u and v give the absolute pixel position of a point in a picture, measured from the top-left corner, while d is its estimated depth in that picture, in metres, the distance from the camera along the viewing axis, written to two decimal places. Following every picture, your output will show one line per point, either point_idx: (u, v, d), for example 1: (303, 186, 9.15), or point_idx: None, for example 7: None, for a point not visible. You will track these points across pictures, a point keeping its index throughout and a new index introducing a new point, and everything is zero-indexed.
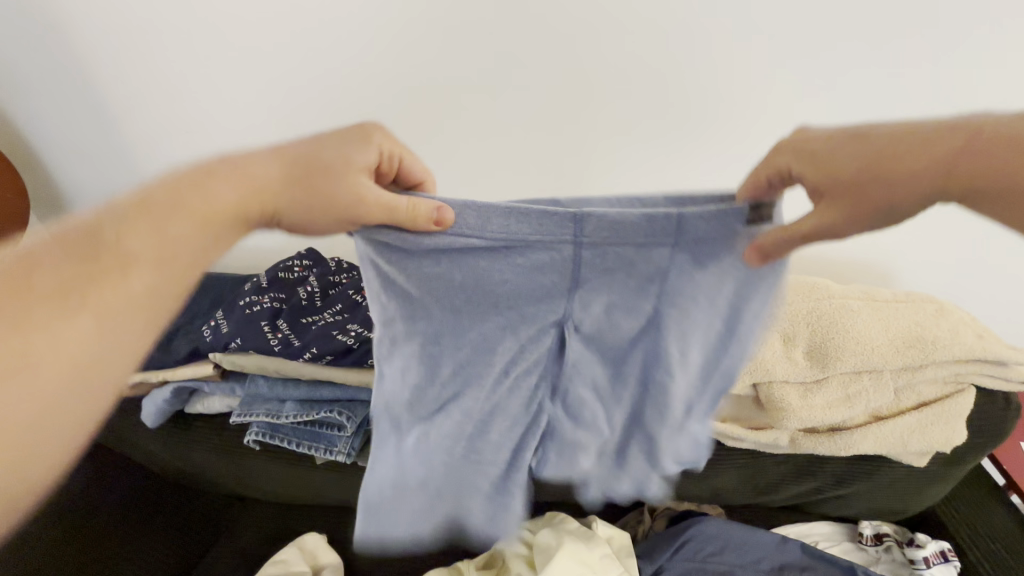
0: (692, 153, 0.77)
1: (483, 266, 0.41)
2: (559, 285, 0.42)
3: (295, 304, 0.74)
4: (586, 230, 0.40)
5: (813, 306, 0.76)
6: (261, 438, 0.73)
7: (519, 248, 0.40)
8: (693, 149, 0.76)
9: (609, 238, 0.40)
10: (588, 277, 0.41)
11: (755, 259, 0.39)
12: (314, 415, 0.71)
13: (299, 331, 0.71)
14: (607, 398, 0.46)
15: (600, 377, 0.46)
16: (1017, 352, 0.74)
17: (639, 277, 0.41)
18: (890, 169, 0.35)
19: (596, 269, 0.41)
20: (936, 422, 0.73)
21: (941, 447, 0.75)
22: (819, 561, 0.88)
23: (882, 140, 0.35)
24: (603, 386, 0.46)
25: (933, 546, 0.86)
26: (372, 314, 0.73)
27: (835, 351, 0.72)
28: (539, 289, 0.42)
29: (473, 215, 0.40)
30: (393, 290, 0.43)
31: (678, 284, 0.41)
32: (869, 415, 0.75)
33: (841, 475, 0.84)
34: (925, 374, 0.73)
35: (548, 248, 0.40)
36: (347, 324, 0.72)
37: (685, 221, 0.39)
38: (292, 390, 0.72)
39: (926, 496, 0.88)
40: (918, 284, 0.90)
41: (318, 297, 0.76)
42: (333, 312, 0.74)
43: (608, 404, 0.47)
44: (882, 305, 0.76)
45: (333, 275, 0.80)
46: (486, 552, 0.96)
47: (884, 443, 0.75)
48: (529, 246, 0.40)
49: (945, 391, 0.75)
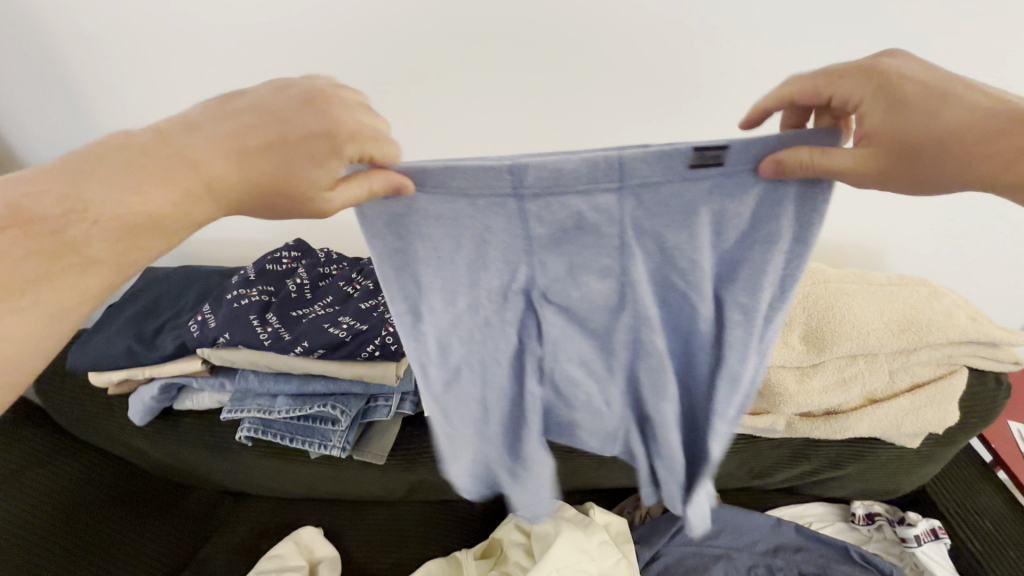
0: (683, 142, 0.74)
1: (446, 222, 0.38)
2: (515, 244, 0.39)
3: (285, 296, 0.73)
4: (528, 180, 0.36)
5: (808, 291, 0.76)
6: (255, 434, 0.72)
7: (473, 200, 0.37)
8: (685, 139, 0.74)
9: (550, 188, 0.36)
10: (539, 235, 0.38)
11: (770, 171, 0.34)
12: (308, 410, 0.70)
13: (289, 324, 0.69)
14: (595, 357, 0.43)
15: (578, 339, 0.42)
16: (1008, 333, 0.74)
17: (602, 229, 0.38)
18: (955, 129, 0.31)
19: (546, 222, 0.38)
20: (929, 403, 0.74)
21: (934, 428, 0.75)
22: (812, 541, 0.90)
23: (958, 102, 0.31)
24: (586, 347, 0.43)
25: (925, 523, 0.88)
26: (364, 306, 0.71)
27: (832, 336, 0.72)
28: (498, 251, 0.39)
29: (429, 177, 0.37)
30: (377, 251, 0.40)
31: (651, 226, 0.37)
32: (864, 397, 0.75)
33: (835, 457, 0.84)
34: (920, 356, 0.74)
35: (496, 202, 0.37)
36: (339, 316, 0.70)
37: (627, 165, 0.35)
38: (284, 384, 0.70)
39: (918, 475, 0.89)
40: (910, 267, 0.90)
41: (308, 289, 0.75)
42: (325, 305, 0.72)
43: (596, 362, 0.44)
44: (877, 289, 0.76)
45: (322, 267, 0.78)
46: (484, 541, 0.96)
47: (878, 425, 0.75)
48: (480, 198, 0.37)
49: (938, 371, 0.76)
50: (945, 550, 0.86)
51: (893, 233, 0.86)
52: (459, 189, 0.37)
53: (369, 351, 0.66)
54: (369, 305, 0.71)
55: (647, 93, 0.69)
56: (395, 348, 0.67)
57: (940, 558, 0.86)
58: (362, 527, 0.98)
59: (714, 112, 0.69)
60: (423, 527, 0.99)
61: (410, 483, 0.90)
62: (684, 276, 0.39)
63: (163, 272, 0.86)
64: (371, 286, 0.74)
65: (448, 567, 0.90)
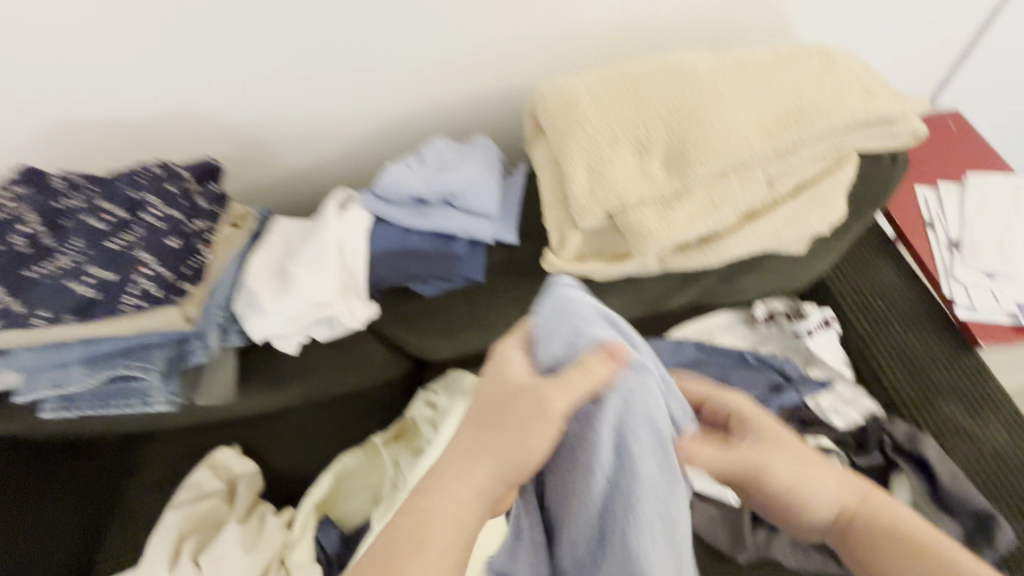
0: None
1: (403, 183, 0.65)
2: (441, 175, 0.66)
3: (10, 254, 0.56)
4: (450, 186, 0.66)
5: (671, 100, 0.61)
6: (62, 415, 0.62)
7: (460, 175, 0.67)
8: None
9: (420, 188, 0.66)
10: (446, 188, 0.66)
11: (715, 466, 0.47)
12: (107, 373, 0.61)
13: (22, 291, 0.54)
14: (428, 233, 0.67)
15: (431, 242, 0.67)
16: (905, 104, 0.62)
17: (478, 223, 0.68)
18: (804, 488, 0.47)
19: (446, 190, 0.66)
20: (810, 206, 0.65)
21: (819, 229, 0.68)
22: (712, 355, 0.90)
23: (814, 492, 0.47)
24: (430, 244, 0.67)
25: (817, 316, 0.88)
26: (113, 246, 0.56)
27: (695, 155, 0.60)
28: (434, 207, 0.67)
29: (429, 179, 0.66)
30: (390, 181, 0.65)
31: (498, 218, 0.69)
32: (741, 215, 0.65)
33: (725, 275, 0.80)
34: (801, 156, 0.62)
35: (453, 177, 0.66)
36: (83, 267, 0.55)
37: (477, 207, 0.68)
38: (66, 354, 0.60)
39: (815, 270, 0.85)
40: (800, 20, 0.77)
41: (44, 237, 0.58)
42: (68, 251, 0.56)
43: (429, 231, 0.67)
44: (755, 80, 0.62)
45: (58, 200, 0.60)
46: (399, 421, 0.96)
47: (759, 241, 0.67)
48: (454, 179, 0.66)
49: (823, 167, 0.65)
50: (836, 336, 0.87)
51: None
52: (451, 192, 0.66)
53: (131, 304, 0.54)
54: (120, 243, 0.56)
55: None
56: (162, 294, 0.55)
57: (830, 344, 0.86)
58: (277, 436, 0.97)
59: None
60: (340, 422, 0.97)
61: (299, 395, 0.85)
62: (466, 256, 0.68)
63: None
64: (122, 217, 0.59)
65: (364, 456, 0.90)
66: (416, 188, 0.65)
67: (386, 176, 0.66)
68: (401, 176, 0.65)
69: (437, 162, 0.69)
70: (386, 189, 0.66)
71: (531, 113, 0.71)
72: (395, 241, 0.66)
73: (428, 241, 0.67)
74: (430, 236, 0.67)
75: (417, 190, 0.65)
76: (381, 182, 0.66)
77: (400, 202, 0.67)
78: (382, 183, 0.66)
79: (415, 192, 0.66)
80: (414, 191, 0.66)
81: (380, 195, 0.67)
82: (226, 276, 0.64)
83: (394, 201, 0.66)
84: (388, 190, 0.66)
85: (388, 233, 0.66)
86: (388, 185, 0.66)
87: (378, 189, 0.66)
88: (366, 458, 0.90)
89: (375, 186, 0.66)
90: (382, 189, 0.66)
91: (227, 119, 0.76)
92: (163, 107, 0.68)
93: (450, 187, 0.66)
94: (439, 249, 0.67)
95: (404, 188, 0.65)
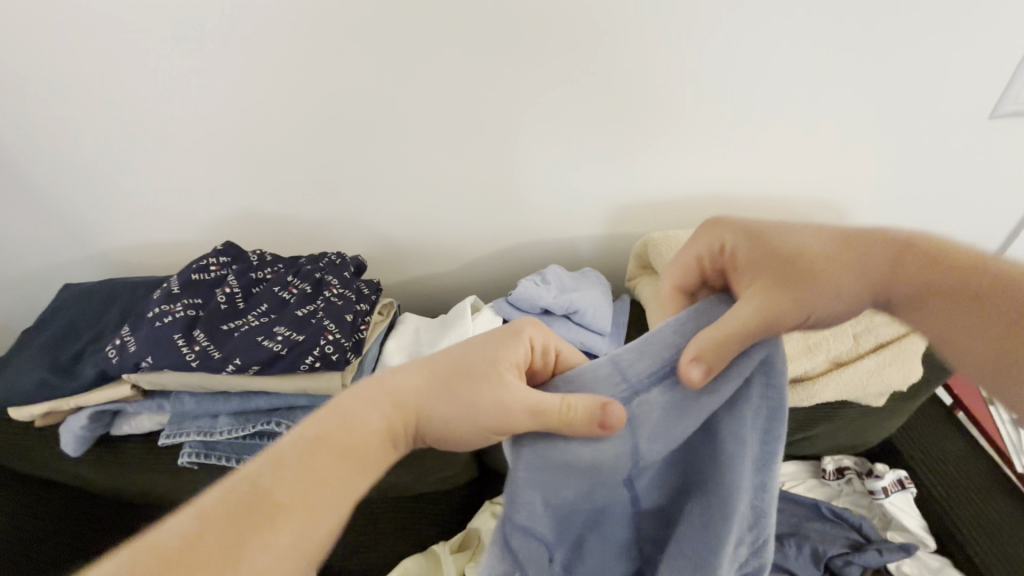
0: (621, 86, 0.76)
1: (535, 296, 0.76)
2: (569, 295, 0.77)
3: (212, 308, 0.66)
4: (574, 305, 0.77)
5: None
6: (196, 459, 0.67)
7: (583, 297, 0.78)
8: (618, 86, 0.76)
9: (549, 303, 0.76)
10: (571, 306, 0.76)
11: (696, 374, 0.39)
12: (251, 429, 0.66)
13: (220, 340, 0.63)
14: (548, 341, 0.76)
15: None
16: None
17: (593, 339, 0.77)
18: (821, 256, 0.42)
19: (571, 308, 0.77)
20: (894, 362, 0.73)
21: (899, 385, 0.75)
22: (784, 502, 0.91)
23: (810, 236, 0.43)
24: None
25: (891, 475, 0.89)
26: (301, 313, 0.66)
27: None
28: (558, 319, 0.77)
29: (558, 297, 0.77)
30: (524, 294, 0.76)
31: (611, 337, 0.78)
32: (830, 362, 0.74)
33: (804, 420, 0.85)
34: (884, 318, 0.72)
35: (578, 297, 0.77)
36: (274, 327, 0.65)
37: (594, 324, 0.77)
38: (223, 404, 0.66)
39: (885, 428, 0.90)
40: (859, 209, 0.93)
41: (239, 298, 0.69)
42: (259, 314, 0.67)
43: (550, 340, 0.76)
44: None
45: (254, 271, 0.72)
46: (462, 530, 0.94)
47: (846, 389, 0.74)
48: (578, 300, 0.77)
49: (902, 330, 0.74)
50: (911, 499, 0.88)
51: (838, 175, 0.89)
52: (574, 309, 0.77)
53: (309, 363, 0.62)
54: (306, 312, 0.67)
55: (573, 57, 0.72)
56: (336, 358, 0.63)
57: (907, 507, 0.87)
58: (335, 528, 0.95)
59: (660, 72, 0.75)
60: (401, 523, 0.95)
61: (378, 485, 0.87)
62: None
63: (84, 286, 0.77)
64: (308, 290, 0.70)
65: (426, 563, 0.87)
66: (546, 302, 0.76)
67: (520, 288, 0.77)
68: (534, 291, 0.76)
69: (562, 282, 0.81)
70: (518, 299, 0.77)
71: (639, 251, 0.83)
72: None
73: None
74: None
75: (546, 304, 0.76)
76: (516, 293, 0.77)
77: (529, 311, 0.77)
78: (516, 293, 0.77)
79: (543, 304, 0.76)
80: (543, 304, 0.76)
81: (512, 302, 0.78)
82: (372, 355, 0.72)
83: (524, 309, 0.77)
84: (520, 300, 0.76)
85: None
86: (521, 297, 0.76)
87: (511, 299, 0.77)
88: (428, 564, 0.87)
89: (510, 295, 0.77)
90: (515, 299, 0.77)
91: (382, 225, 0.92)
92: (343, 200, 0.84)
93: (575, 305, 0.77)
94: None
95: (535, 301, 0.76)
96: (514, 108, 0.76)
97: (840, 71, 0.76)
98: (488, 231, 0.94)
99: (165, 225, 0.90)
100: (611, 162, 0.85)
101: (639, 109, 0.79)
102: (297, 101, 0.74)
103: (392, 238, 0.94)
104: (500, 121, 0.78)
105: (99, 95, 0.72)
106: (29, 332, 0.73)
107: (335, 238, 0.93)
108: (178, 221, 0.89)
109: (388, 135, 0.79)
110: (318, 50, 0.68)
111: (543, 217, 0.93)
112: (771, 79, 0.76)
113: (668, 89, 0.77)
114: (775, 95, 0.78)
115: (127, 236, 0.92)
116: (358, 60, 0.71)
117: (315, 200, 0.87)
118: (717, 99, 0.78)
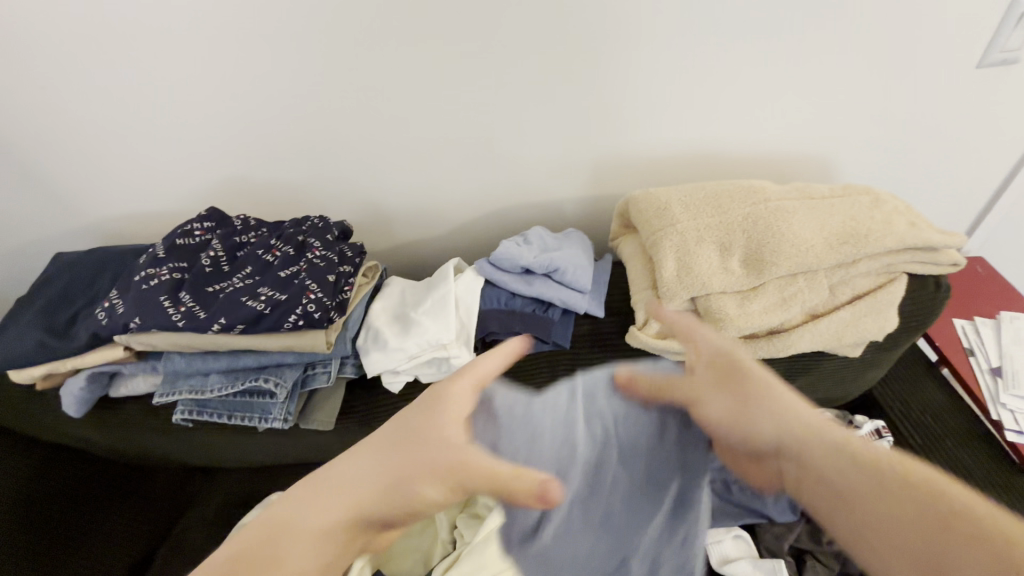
0: (605, 44, 0.75)
1: (504, 267, 0.78)
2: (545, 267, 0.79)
3: (198, 271, 0.69)
4: (556, 268, 0.78)
5: (749, 211, 0.74)
6: (190, 416, 0.70)
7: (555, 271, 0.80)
8: (605, 43, 0.75)
9: (520, 271, 0.78)
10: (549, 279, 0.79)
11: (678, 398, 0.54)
12: (241, 386, 0.68)
13: (205, 301, 0.66)
14: (532, 309, 0.78)
15: (533, 304, 0.79)
16: (946, 237, 0.74)
17: (571, 307, 0.80)
18: (859, 487, 0.44)
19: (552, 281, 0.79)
20: (869, 313, 0.74)
21: (873, 336, 0.76)
22: None
23: (853, 470, 0.45)
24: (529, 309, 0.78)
25: (869, 425, 0.91)
26: (283, 274, 0.68)
27: (771, 258, 0.71)
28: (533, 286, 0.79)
29: (530, 259, 0.78)
30: (489, 265, 0.78)
31: (582, 305, 0.80)
32: (806, 314, 0.75)
33: (784, 373, 0.87)
34: (859, 269, 0.73)
35: (553, 265, 0.78)
36: (258, 287, 0.67)
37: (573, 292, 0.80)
38: (213, 363, 0.68)
39: (866, 379, 0.92)
40: (850, 166, 0.95)
41: (225, 261, 0.71)
42: (243, 276, 0.69)
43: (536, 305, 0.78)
44: (819, 203, 0.75)
45: (239, 236, 0.74)
46: None
47: (821, 339, 0.75)
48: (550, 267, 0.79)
49: (877, 281, 0.75)
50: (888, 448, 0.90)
51: (826, 134, 0.90)
52: (555, 279, 0.79)
53: (292, 321, 0.65)
54: (289, 273, 0.68)
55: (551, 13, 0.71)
56: (319, 316, 0.66)
57: None
58: None
59: (641, 28, 0.74)
60: None
61: None
62: (554, 314, 0.79)
63: (74, 256, 0.79)
64: (291, 252, 0.71)
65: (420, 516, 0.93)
66: (518, 266, 0.78)
67: (495, 257, 0.78)
68: (503, 259, 0.78)
69: (544, 244, 0.82)
70: (484, 268, 0.78)
71: (620, 211, 0.84)
72: (498, 299, 0.78)
73: (530, 304, 0.78)
74: (538, 305, 0.79)
75: (518, 267, 0.78)
76: (482, 262, 0.79)
77: (500, 278, 0.78)
78: (486, 263, 0.79)
79: (518, 270, 0.78)
80: (511, 271, 0.78)
81: (494, 262, 0.79)
82: (357, 312, 0.74)
83: (493, 271, 0.78)
84: (491, 270, 0.78)
85: (494, 300, 0.78)
86: (493, 268, 0.79)
87: (480, 267, 0.78)
88: (419, 519, 0.93)
89: (478, 265, 0.79)
90: (481, 267, 0.79)
91: (366, 193, 0.91)
92: (331, 159, 0.86)
93: (547, 276, 0.79)
94: (538, 316, 0.78)
95: (506, 269, 0.78)
96: (498, 68, 0.76)
97: (824, 20, 0.75)
98: (473, 199, 0.94)
99: (151, 196, 0.91)
100: (597, 122, 0.85)
101: (629, 66, 0.78)
102: (276, 66, 0.74)
103: (376, 205, 0.93)
104: (485, 85, 0.78)
105: (78, 59, 0.72)
106: (27, 294, 0.76)
107: (317, 203, 0.92)
108: (165, 191, 0.89)
109: (371, 102, 0.79)
110: (295, 9, 0.68)
111: (529, 175, 0.91)
112: (757, 32, 0.76)
113: (652, 43, 0.76)
114: (761, 47, 0.78)
115: (108, 203, 0.91)
116: (332, 19, 0.69)
117: (298, 165, 0.86)
118: (701, 54, 0.78)
